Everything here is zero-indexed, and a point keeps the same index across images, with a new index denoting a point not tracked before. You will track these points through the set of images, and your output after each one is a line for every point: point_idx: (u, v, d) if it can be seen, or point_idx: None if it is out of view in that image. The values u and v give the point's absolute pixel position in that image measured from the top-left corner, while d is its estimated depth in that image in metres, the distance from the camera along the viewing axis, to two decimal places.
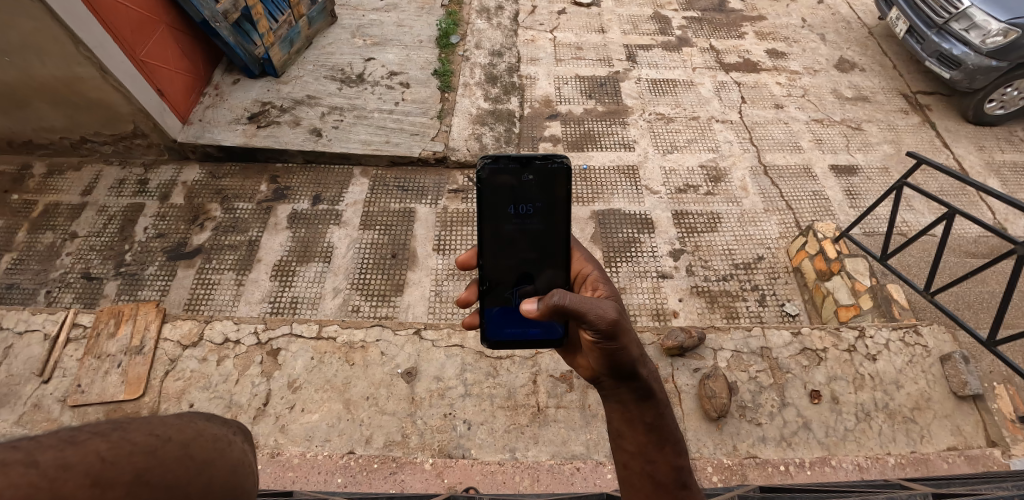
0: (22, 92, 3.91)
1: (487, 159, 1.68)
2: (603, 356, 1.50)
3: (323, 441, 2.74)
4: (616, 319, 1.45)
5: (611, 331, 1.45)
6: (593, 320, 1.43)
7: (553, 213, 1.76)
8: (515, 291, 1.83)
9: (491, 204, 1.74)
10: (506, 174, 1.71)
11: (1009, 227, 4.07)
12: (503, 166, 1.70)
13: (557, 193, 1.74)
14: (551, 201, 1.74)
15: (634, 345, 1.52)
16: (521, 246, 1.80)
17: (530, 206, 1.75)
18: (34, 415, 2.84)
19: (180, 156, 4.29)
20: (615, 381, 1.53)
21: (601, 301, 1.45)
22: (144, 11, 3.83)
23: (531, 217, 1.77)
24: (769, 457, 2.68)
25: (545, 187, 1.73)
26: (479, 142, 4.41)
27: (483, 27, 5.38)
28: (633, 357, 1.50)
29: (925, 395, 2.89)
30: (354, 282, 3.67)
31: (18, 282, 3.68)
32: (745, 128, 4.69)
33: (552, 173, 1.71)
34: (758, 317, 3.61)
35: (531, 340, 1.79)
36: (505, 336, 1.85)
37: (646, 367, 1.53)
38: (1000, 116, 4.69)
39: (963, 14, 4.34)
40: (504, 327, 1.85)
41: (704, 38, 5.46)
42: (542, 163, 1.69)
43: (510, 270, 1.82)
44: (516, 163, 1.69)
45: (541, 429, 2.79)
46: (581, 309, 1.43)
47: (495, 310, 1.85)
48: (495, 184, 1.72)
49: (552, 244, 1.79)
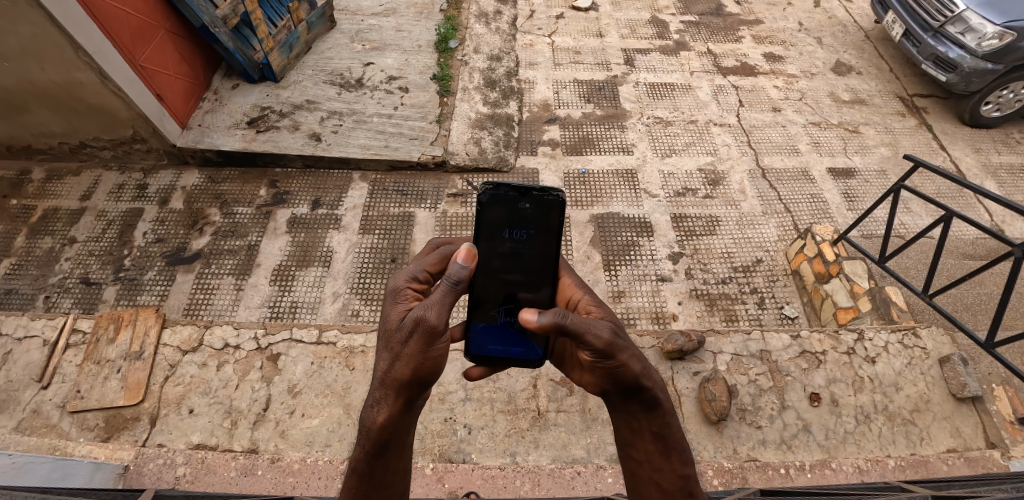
0: (22, 98, 3.91)
1: (488, 185, 1.73)
2: (605, 375, 1.51)
3: (324, 446, 2.74)
4: (611, 338, 1.47)
5: (608, 350, 1.46)
6: (590, 341, 1.45)
7: (545, 243, 1.78)
8: (502, 310, 1.81)
9: (488, 227, 1.77)
10: (504, 200, 1.75)
11: (1006, 228, 4.09)
12: (502, 194, 1.75)
13: (551, 223, 1.77)
14: (545, 229, 1.78)
15: (638, 360, 1.51)
16: (511, 268, 1.80)
17: (525, 232, 1.78)
18: (33, 421, 2.84)
19: (179, 161, 4.29)
20: (624, 398, 1.53)
21: (596, 321, 1.48)
22: (144, 16, 3.85)
23: (525, 243, 1.79)
24: (769, 460, 2.69)
25: (539, 217, 1.77)
26: (478, 146, 4.42)
27: (482, 31, 5.41)
28: (635, 371, 1.49)
29: (925, 397, 2.90)
30: (354, 286, 3.67)
31: (17, 287, 3.67)
32: (744, 131, 4.71)
33: (548, 204, 1.75)
34: (758, 320, 3.62)
35: (514, 359, 1.80)
36: (488, 353, 1.82)
37: (651, 378, 1.52)
38: (996, 119, 4.73)
39: (959, 17, 4.38)
40: (488, 343, 1.82)
41: (702, 42, 5.48)
42: (540, 194, 1.74)
43: (498, 289, 1.81)
44: (515, 191, 1.74)
45: (541, 434, 2.79)
46: (578, 331, 1.44)
47: (481, 325, 1.81)
48: (494, 210, 1.76)
49: (539, 270, 1.80)
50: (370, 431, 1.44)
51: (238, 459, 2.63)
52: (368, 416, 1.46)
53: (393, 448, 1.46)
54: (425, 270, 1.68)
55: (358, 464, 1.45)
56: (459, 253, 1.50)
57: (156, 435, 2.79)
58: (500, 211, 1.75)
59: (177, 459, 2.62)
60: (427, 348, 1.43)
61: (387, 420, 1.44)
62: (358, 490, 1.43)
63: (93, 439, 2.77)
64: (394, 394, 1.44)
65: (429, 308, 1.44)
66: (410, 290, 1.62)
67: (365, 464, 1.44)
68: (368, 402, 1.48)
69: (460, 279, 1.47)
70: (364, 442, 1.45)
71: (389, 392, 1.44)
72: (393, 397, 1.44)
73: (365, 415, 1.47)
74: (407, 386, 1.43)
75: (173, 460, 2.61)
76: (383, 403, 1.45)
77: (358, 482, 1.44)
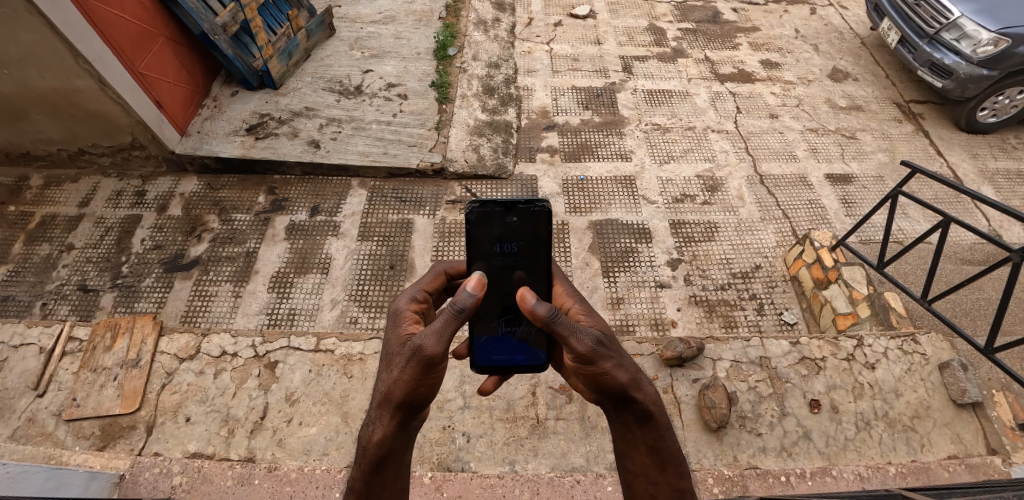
0: (20, 105, 3.91)
1: (475, 203, 1.73)
2: (591, 383, 1.53)
3: (321, 455, 2.72)
4: (595, 347, 1.48)
5: (591, 358, 1.48)
6: (573, 348, 1.47)
7: (535, 251, 1.79)
8: (502, 322, 1.80)
9: (478, 243, 1.77)
10: (491, 216, 1.75)
11: (1004, 233, 4.10)
12: (488, 210, 1.74)
13: (539, 233, 1.78)
14: (533, 240, 1.78)
15: (625, 370, 1.51)
16: (504, 280, 1.81)
17: (514, 244, 1.78)
18: (28, 429, 2.82)
19: (178, 168, 4.29)
20: (616, 408, 1.54)
21: (581, 328, 1.49)
22: (143, 23, 3.87)
23: (515, 255, 1.79)
24: (770, 467, 2.67)
25: (527, 228, 1.77)
26: (477, 153, 4.43)
27: (480, 38, 5.43)
28: (621, 382, 1.50)
29: (925, 403, 2.89)
30: (352, 293, 3.67)
31: (14, 293, 3.66)
32: (741, 138, 4.73)
33: (534, 216, 1.76)
34: (757, 326, 3.61)
35: (520, 365, 1.82)
36: (493, 363, 1.83)
37: (640, 390, 1.52)
38: (992, 124, 4.75)
39: (953, 24, 4.41)
40: (492, 354, 1.82)
41: (699, 49, 5.52)
42: (525, 206, 1.74)
43: (495, 302, 1.80)
44: (501, 206, 1.74)
45: (541, 441, 2.77)
46: (563, 335, 1.47)
47: (483, 339, 1.81)
48: (482, 226, 1.76)
49: (532, 279, 1.80)
50: (366, 450, 1.46)
51: (235, 467, 2.62)
52: (364, 437, 1.47)
53: (386, 469, 1.47)
54: (422, 291, 1.74)
55: (354, 483, 1.45)
56: (469, 281, 1.48)
57: (153, 443, 2.77)
58: (488, 226, 1.75)
59: (174, 468, 2.60)
60: (424, 374, 1.43)
61: (382, 442, 1.45)
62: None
63: (89, 447, 2.75)
64: (390, 416, 1.45)
65: (427, 335, 1.42)
66: (410, 312, 1.65)
67: (360, 484, 1.44)
68: (365, 422, 1.49)
69: (466, 306, 1.43)
70: (360, 461, 1.46)
71: (385, 414, 1.45)
72: (389, 419, 1.45)
73: (361, 435, 1.48)
74: (402, 409, 1.44)
75: (170, 469, 2.60)
76: (379, 423, 1.46)
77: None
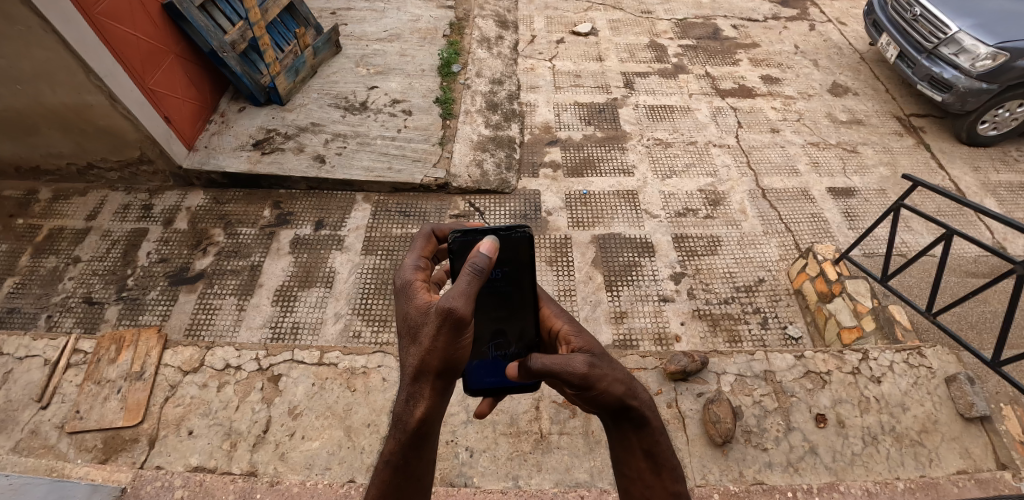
0: (30, 120, 3.98)
1: (456, 233, 1.74)
2: (588, 403, 1.54)
3: (323, 469, 2.70)
4: (588, 370, 1.49)
5: (587, 381, 1.48)
6: (565, 378, 1.48)
7: (519, 277, 1.82)
8: (492, 345, 1.82)
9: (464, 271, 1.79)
10: (475, 244, 1.77)
11: (1008, 246, 4.10)
12: (471, 238, 1.75)
13: (521, 258, 1.80)
14: (517, 265, 1.81)
15: (619, 383, 1.52)
16: (492, 306, 1.83)
17: (500, 271, 1.81)
18: (31, 442, 2.82)
19: (184, 183, 4.33)
20: (615, 420, 1.55)
21: (571, 356, 1.50)
22: (154, 41, 3.95)
23: (502, 281, 1.82)
24: (777, 484, 2.64)
25: (511, 254, 1.80)
26: (480, 168, 4.46)
27: (483, 56, 5.52)
28: (618, 395, 1.51)
29: (933, 417, 2.86)
30: (355, 307, 3.67)
31: (19, 306, 3.68)
32: (743, 152, 4.76)
33: (517, 241, 1.77)
34: (761, 341, 3.59)
35: (514, 385, 1.81)
36: (486, 386, 1.82)
37: (637, 398, 1.53)
38: (993, 137, 4.77)
39: (952, 39, 4.45)
40: (485, 376, 1.82)
41: (700, 65, 5.58)
42: (506, 233, 1.76)
43: (483, 326, 1.83)
44: (483, 233, 1.76)
45: (544, 457, 2.75)
46: (553, 369, 1.47)
47: (476, 362, 1.81)
48: (466, 255, 1.77)
49: (519, 305, 1.83)
50: (407, 425, 1.45)
51: (237, 481, 2.61)
52: (404, 413, 1.46)
53: (429, 439, 1.47)
54: (422, 258, 1.77)
55: (393, 457, 1.45)
56: (483, 244, 1.51)
57: (155, 456, 2.75)
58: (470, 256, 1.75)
59: (175, 481, 2.60)
60: (457, 337, 1.44)
61: (426, 413, 1.45)
62: (390, 485, 1.43)
63: (91, 460, 2.75)
64: (430, 386, 1.46)
65: (455, 297, 1.42)
66: (419, 281, 1.67)
67: (400, 458, 1.45)
68: (402, 399, 1.47)
69: (483, 265, 1.46)
70: (400, 436, 1.45)
71: (424, 386, 1.46)
72: (430, 389, 1.46)
73: (400, 411, 1.47)
74: (441, 376, 1.46)
75: (171, 483, 2.59)
76: (420, 396, 1.46)
77: (391, 475, 1.44)
